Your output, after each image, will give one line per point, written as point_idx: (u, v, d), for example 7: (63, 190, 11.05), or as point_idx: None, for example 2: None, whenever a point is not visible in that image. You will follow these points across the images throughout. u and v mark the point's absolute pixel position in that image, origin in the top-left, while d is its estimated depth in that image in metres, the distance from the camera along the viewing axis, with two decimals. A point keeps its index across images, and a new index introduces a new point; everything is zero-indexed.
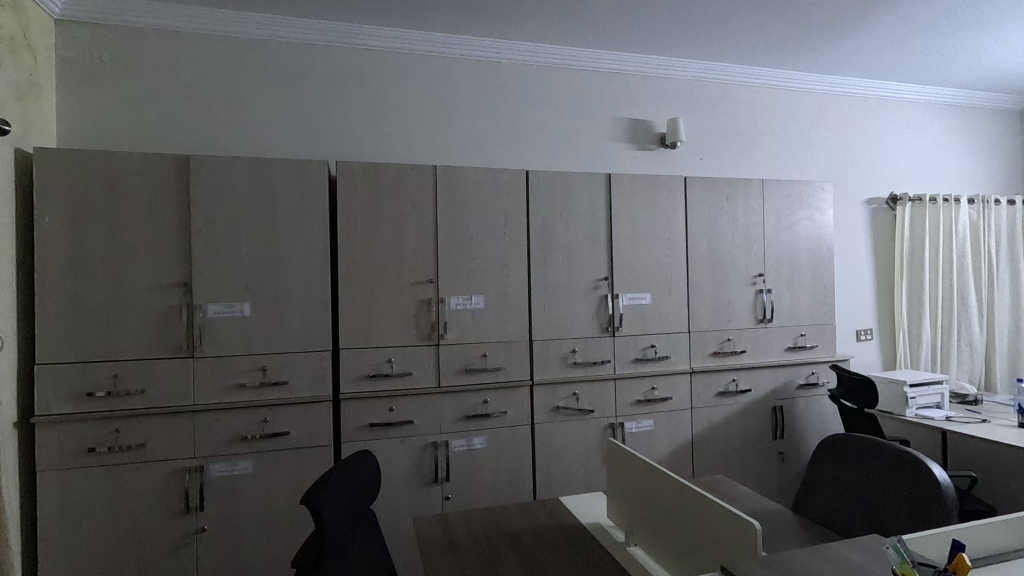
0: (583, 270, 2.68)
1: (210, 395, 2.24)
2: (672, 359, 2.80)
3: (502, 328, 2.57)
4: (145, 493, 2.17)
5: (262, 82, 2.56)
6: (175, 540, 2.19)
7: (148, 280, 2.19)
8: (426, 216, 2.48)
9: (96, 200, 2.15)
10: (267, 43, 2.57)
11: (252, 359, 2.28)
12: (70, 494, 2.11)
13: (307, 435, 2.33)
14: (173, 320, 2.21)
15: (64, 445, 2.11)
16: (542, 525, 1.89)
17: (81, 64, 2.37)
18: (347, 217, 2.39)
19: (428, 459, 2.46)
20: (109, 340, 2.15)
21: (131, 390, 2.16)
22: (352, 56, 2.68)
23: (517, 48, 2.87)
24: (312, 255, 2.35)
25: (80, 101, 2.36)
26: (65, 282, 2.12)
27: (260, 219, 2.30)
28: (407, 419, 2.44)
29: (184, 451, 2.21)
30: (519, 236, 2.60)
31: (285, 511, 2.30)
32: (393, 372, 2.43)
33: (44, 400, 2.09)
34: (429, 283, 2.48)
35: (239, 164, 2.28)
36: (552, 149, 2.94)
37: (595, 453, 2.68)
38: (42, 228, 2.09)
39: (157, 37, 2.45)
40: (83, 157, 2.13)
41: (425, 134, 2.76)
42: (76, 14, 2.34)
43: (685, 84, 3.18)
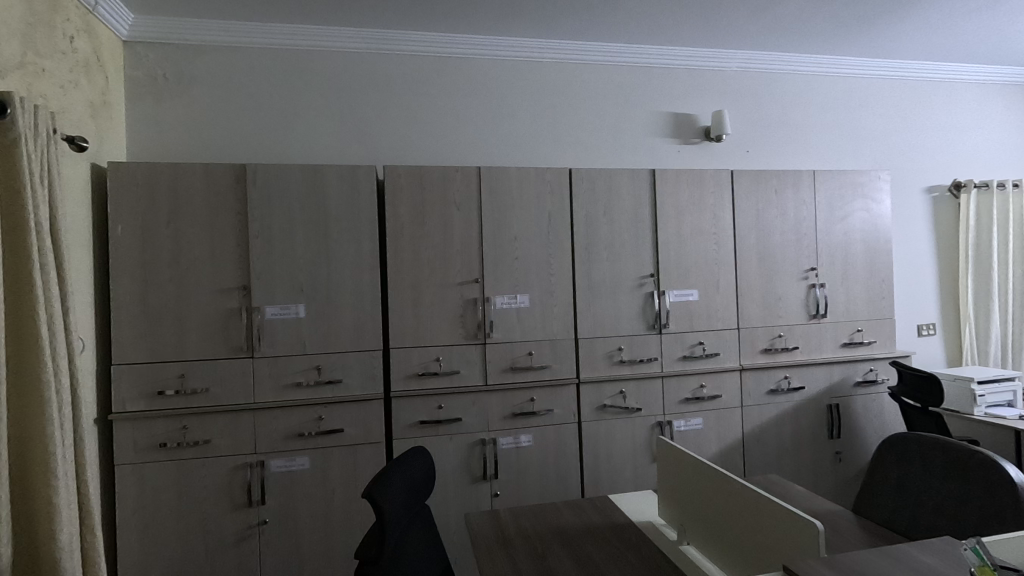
0: (628, 267, 2.66)
1: (269, 393, 2.34)
2: (721, 356, 2.75)
3: (547, 327, 2.58)
4: (211, 487, 2.29)
5: (312, 91, 2.65)
6: (239, 531, 2.30)
7: (211, 284, 2.31)
8: (471, 216, 2.52)
9: (163, 210, 2.28)
10: (316, 53, 2.66)
11: (307, 358, 2.37)
12: (143, 487, 2.25)
13: (361, 432, 2.41)
14: (234, 322, 2.32)
15: (139, 441, 2.25)
16: (593, 522, 1.89)
17: (147, 81, 2.51)
18: (394, 220, 2.45)
19: (477, 456, 2.50)
20: (177, 342, 2.28)
21: (197, 389, 2.28)
22: (398, 62, 2.74)
23: (558, 46, 2.87)
24: (362, 257, 2.42)
25: (147, 117, 2.51)
26: (137, 287, 2.26)
27: (312, 224, 2.38)
28: (456, 417, 2.48)
29: (246, 447, 2.32)
30: (563, 234, 2.60)
31: (341, 505, 2.38)
32: (441, 370, 2.48)
33: (120, 398, 2.23)
34: (475, 282, 2.51)
35: (293, 172, 2.37)
36: (594, 146, 2.93)
37: (643, 452, 2.66)
38: (115, 238, 2.24)
39: (215, 53, 2.57)
40: (151, 169, 2.26)
41: (468, 136, 2.80)
42: (142, 35, 2.49)
43: (730, 76, 3.11)
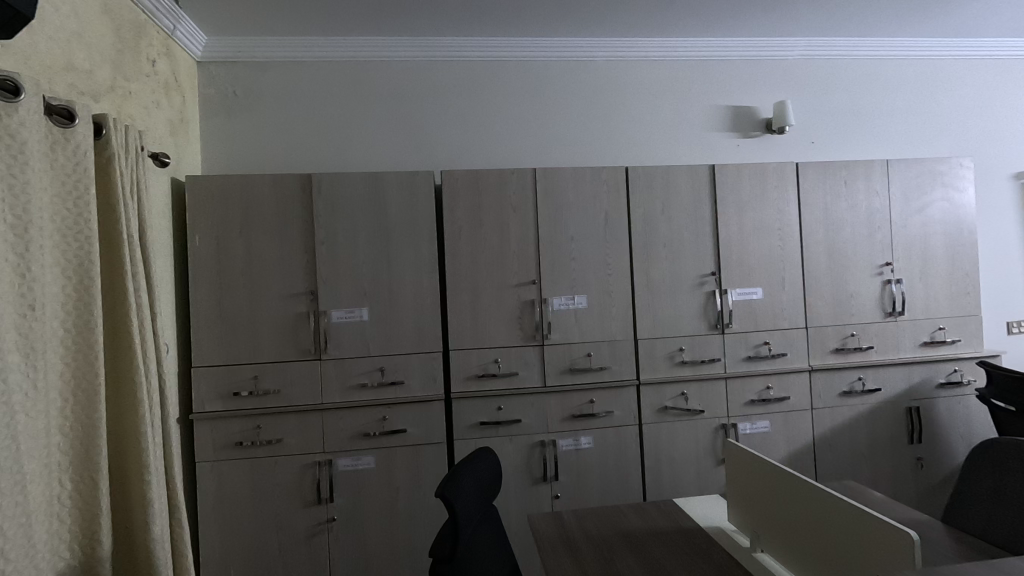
0: (688, 265, 2.60)
1: (335, 394, 2.42)
2: (789, 356, 2.64)
3: (606, 327, 2.55)
4: (283, 484, 2.39)
5: (369, 101, 2.73)
6: (310, 528, 2.39)
7: (281, 290, 2.41)
8: (527, 218, 2.52)
9: (236, 220, 2.40)
10: (373, 64, 2.74)
11: (371, 360, 2.44)
12: (221, 483, 2.37)
13: (423, 432, 2.45)
14: (302, 326, 2.41)
15: (217, 439, 2.37)
16: (659, 526, 1.85)
17: (219, 99, 2.65)
18: (452, 224, 2.49)
19: (537, 457, 2.50)
20: (250, 345, 2.39)
21: (269, 390, 2.39)
22: (452, 68, 2.78)
23: (611, 44, 2.84)
24: (421, 261, 2.47)
25: (220, 133, 2.65)
26: (214, 293, 2.38)
27: (374, 230, 2.45)
28: (515, 418, 2.49)
29: (315, 446, 2.41)
30: (621, 233, 2.57)
31: (405, 504, 2.44)
32: (500, 372, 2.49)
33: (200, 398, 2.36)
34: (532, 284, 2.52)
35: (354, 179, 2.44)
36: (648, 143, 2.88)
37: (707, 455, 2.59)
38: (193, 247, 2.37)
39: (280, 68, 2.69)
40: (225, 181, 2.39)
41: (522, 139, 2.81)
42: (214, 55, 2.63)
43: (792, 65, 2.99)
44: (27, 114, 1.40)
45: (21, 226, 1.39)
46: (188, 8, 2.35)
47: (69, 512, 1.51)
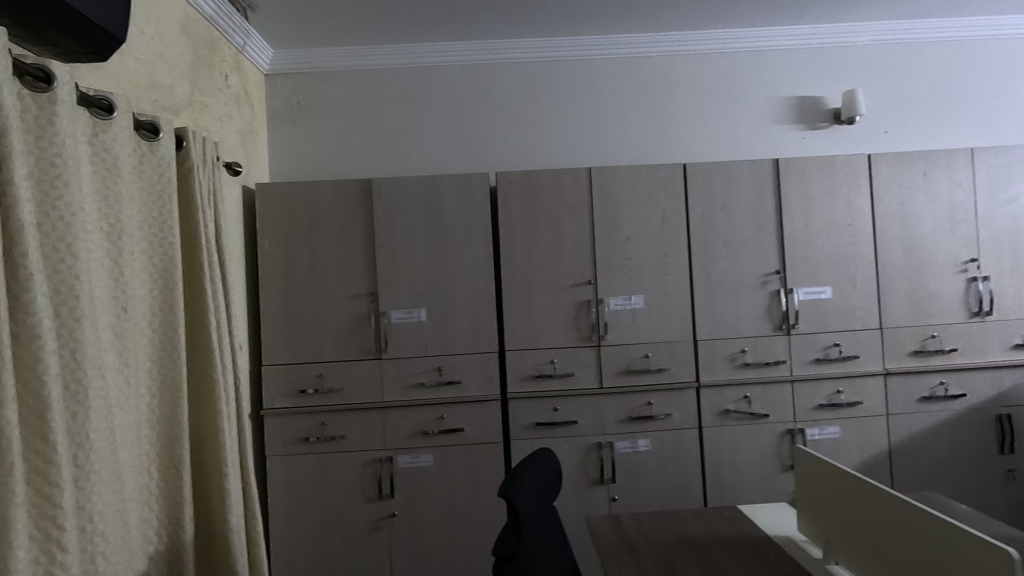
0: (750, 263, 2.51)
1: (395, 392, 2.48)
2: (861, 359, 2.50)
3: (663, 328, 2.50)
4: (346, 479, 2.47)
5: (425, 106, 2.79)
6: (371, 522, 2.46)
7: (343, 291, 2.49)
8: (582, 217, 2.51)
9: (301, 224, 2.50)
10: (428, 69, 2.79)
11: (429, 360, 2.48)
12: (289, 476, 2.47)
13: (480, 431, 2.48)
14: (363, 326, 2.49)
15: (285, 434, 2.48)
16: (723, 533, 1.80)
17: (285, 109, 2.78)
18: (507, 225, 2.51)
19: (594, 459, 2.47)
20: (315, 344, 2.49)
21: (333, 388, 2.47)
22: (505, 70, 2.80)
23: (666, 39, 2.78)
24: (477, 262, 2.50)
25: (286, 142, 2.77)
26: (281, 294, 2.49)
27: (431, 232, 2.50)
28: (572, 419, 2.48)
29: (377, 444, 2.48)
30: (679, 231, 2.51)
31: (463, 502, 2.47)
32: (556, 372, 2.48)
33: (269, 395, 2.48)
34: (588, 284, 2.50)
35: (412, 183, 2.50)
36: (707, 139, 2.81)
37: (772, 461, 2.49)
38: (263, 251, 2.49)
39: (341, 77, 2.78)
40: (292, 188, 2.50)
41: (576, 139, 2.80)
42: (280, 67, 2.76)
43: (863, 51, 2.83)
44: (120, 130, 1.52)
45: (115, 234, 1.51)
46: (256, 23, 2.47)
47: (157, 500, 1.62)
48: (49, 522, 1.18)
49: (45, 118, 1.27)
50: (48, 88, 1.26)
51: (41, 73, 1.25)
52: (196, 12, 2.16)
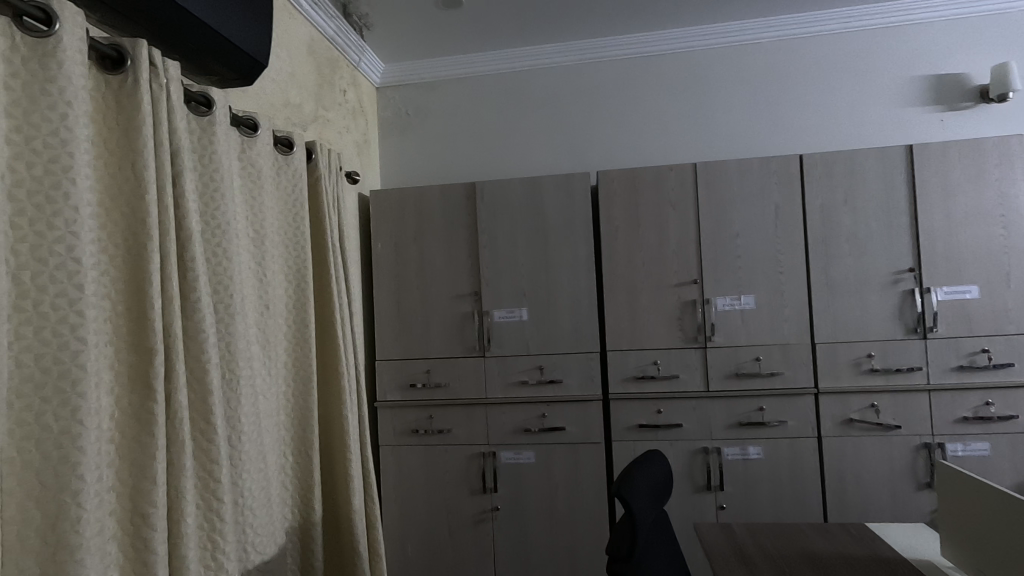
0: (878, 261, 2.30)
1: (498, 390, 2.54)
2: (1016, 367, 2.21)
3: (777, 330, 2.36)
4: (452, 471, 2.57)
5: (525, 109, 2.84)
6: (476, 514, 2.55)
7: (449, 291, 2.60)
8: (687, 215, 2.43)
9: (410, 227, 2.64)
10: (527, 72, 2.84)
11: (531, 359, 2.52)
12: (400, 466, 2.62)
13: (581, 431, 2.48)
14: (468, 324, 2.58)
15: (397, 426, 2.63)
16: (852, 552, 1.66)
17: (394, 119, 2.94)
18: (609, 224, 2.49)
19: (701, 465, 2.39)
20: (423, 341, 2.61)
21: (440, 383, 2.59)
22: (604, 68, 2.79)
23: (777, 23, 2.63)
24: (578, 262, 2.51)
25: (396, 150, 2.94)
26: (392, 294, 2.65)
27: (533, 232, 2.54)
28: (676, 423, 2.41)
29: (480, 439, 2.56)
30: (795, 228, 2.35)
31: (565, 500, 2.48)
32: (659, 374, 2.43)
33: (382, 389, 2.64)
34: (694, 283, 2.41)
35: (514, 185, 2.55)
36: (825, 128, 2.62)
37: (904, 477, 2.26)
38: (376, 253, 2.66)
39: (445, 86, 2.91)
40: (402, 194, 2.64)
41: (679, 134, 2.72)
42: (389, 81, 2.93)
43: (1016, 18, 2.50)
44: (262, 146, 1.70)
45: (259, 239, 1.68)
46: (370, 40, 2.65)
47: (292, 481, 1.78)
48: (211, 494, 1.33)
49: (206, 138, 1.45)
50: (207, 112, 1.44)
51: (203, 99, 1.43)
52: (320, 35, 2.35)
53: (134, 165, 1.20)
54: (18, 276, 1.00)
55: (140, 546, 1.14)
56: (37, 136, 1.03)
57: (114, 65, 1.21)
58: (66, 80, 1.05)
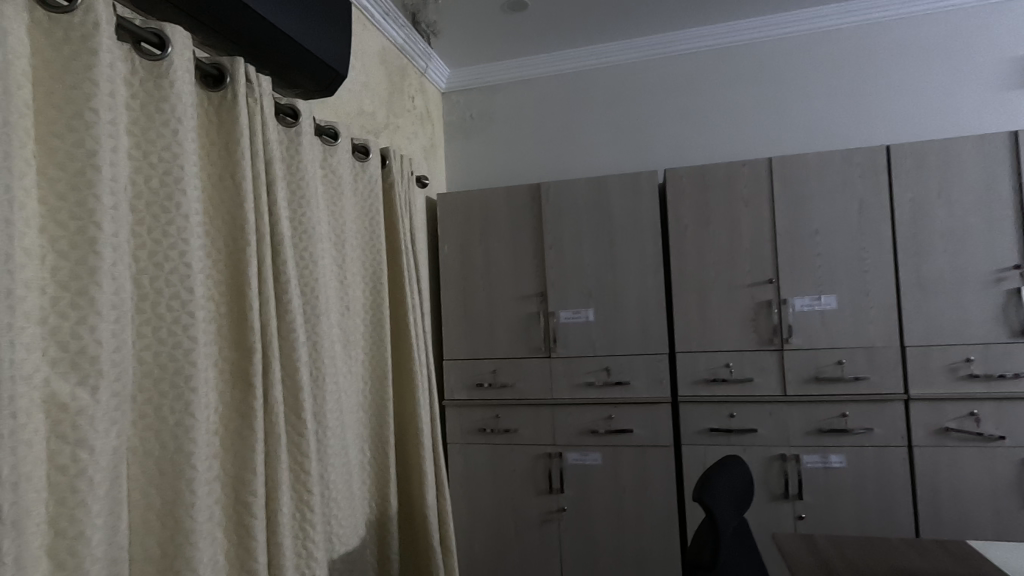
0: (977, 258, 2.13)
1: (564, 390, 2.54)
2: None
3: (862, 331, 2.23)
4: (519, 471, 2.59)
5: (589, 108, 2.83)
6: (542, 514, 2.55)
7: (515, 292, 2.62)
8: (762, 212, 2.34)
9: (476, 228, 2.68)
10: (591, 72, 2.83)
11: (598, 360, 2.51)
12: (467, 464, 2.66)
13: (650, 433, 2.44)
14: (534, 325, 2.59)
15: (465, 425, 2.67)
16: (950, 570, 1.55)
17: (460, 123, 3.00)
18: (677, 223, 2.43)
19: (777, 472, 2.29)
20: (489, 341, 2.65)
21: (506, 383, 2.61)
22: (671, 64, 2.73)
23: (859, 8, 2.49)
24: (646, 262, 2.47)
25: (461, 153, 2.99)
26: (459, 295, 2.70)
27: (599, 232, 2.52)
28: (750, 428, 2.32)
29: (547, 439, 2.56)
30: (880, 223, 2.22)
31: (633, 503, 2.45)
32: (732, 377, 2.35)
33: (450, 387, 2.70)
34: (769, 283, 2.32)
35: (580, 186, 2.54)
36: (913, 116, 2.46)
37: (1009, 492, 2.09)
38: (444, 255, 2.72)
39: (510, 88, 2.94)
40: (469, 196, 2.69)
41: (751, 128, 2.63)
42: (455, 85, 2.99)
43: None
44: (342, 153, 1.78)
45: (340, 242, 1.76)
46: (437, 46, 2.71)
47: (370, 475, 1.85)
48: (302, 485, 1.41)
49: (294, 148, 1.53)
50: (294, 123, 1.52)
51: (290, 111, 1.53)
52: (390, 45, 2.42)
53: (233, 175, 1.29)
54: (139, 280, 1.10)
55: (241, 532, 1.22)
56: (153, 151, 1.12)
57: (215, 82, 1.30)
58: (176, 98, 1.14)
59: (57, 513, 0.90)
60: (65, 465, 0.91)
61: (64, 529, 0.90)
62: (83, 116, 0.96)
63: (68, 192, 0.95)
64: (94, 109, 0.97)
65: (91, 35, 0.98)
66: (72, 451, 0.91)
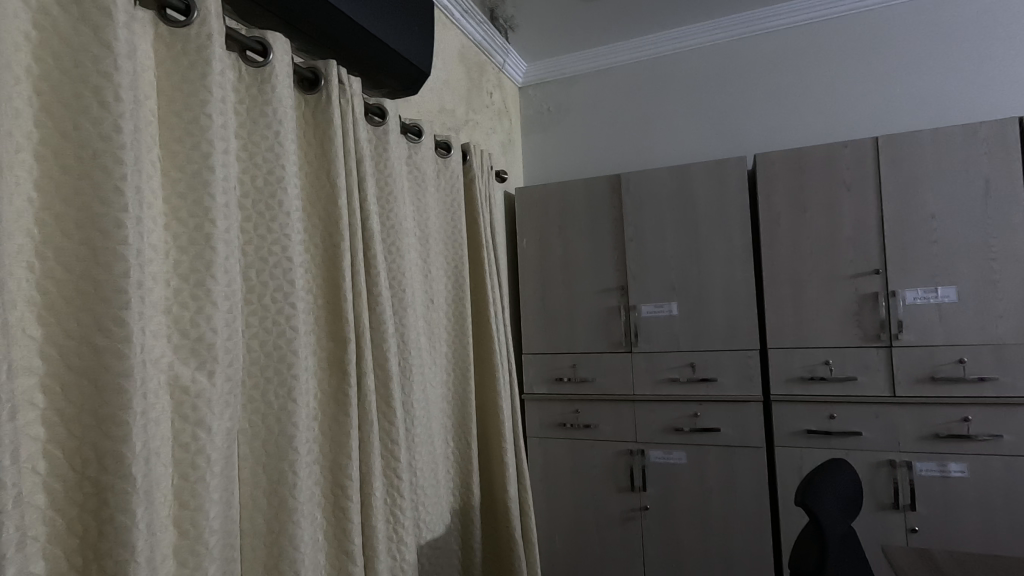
0: None
1: (646, 386, 2.47)
2: None
3: (987, 327, 1.99)
4: (599, 467, 2.55)
5: (670, 95, 2.73)
6: (624, 512, 2.50)
7: (594, 285, 2.58)
8: (867, 196, 2.15)
9: (554, 222, 2.66)
10: (673, 56, 2.73)
11: (682, 355, 2.41)
12: (547, 458, 2.66)
13: (739, 433, 2.32)
14: (614, 319, 2.53)
15: (544, 419, 2.67)
16: None
17: (537, 117, 2.99)
18: (769, 211, 2.29)
19: (886, 480, 2.10)
20: (568, 335, 2.62)
21: (585, 378, 2.58)
22: (760, 42, 2.58)
23: None
24: (734, 252, 2.34)
25: (538, 147, 2.98)
26: (537, 289, 2.69)
27: (683, 222, 2.42)
28: (854, 431, 2.15)
29: (628, 435, 2.50)
30: (1010, 205, 1.97)
31: (721, 506, 2.34)
32: (832, 376, 2.18)
33: (530, 381, 2.71)
34: (876, 274, 2.13)
35: (662, 175, 2.46)
36: None
37: None
38: (522, 249, 2.73)
39: (587, 79, 2.89)
40: (547, 190, 2.68)
41: (852, 106, 2.43)
42: (531, 79, 2.98)
43: None
44: (425, 150, 1.82)
45: (424, 237, 1.80)
46: (514, 41, 2.71)
47: (455, 465, 1.88)
48: (393, 471, 1.46)
49: (382, 146, 1.59)
50: (381, 122, 1.58)
51: (378, 110, 1.59)
52: (469, 42, 2.45)
53: (328, 174, 1.35)
54: (247, 274, 1.18)
55: (338, 514, 1.28)
56: (258, 152, 1.20)
57: (310, 85, 1.37)
58: (277, 101, 1.21)
59: (179, 487, 0.98)
60: (186, 443, 0.99)
61: (185, 501, 0.97)
62: (199, 121, 1.04)
63: (186, 192, 1.03)
64: (208, 114, 1.05)
65: (205, 46, 1.05)
66: (193, 430, 0.99)
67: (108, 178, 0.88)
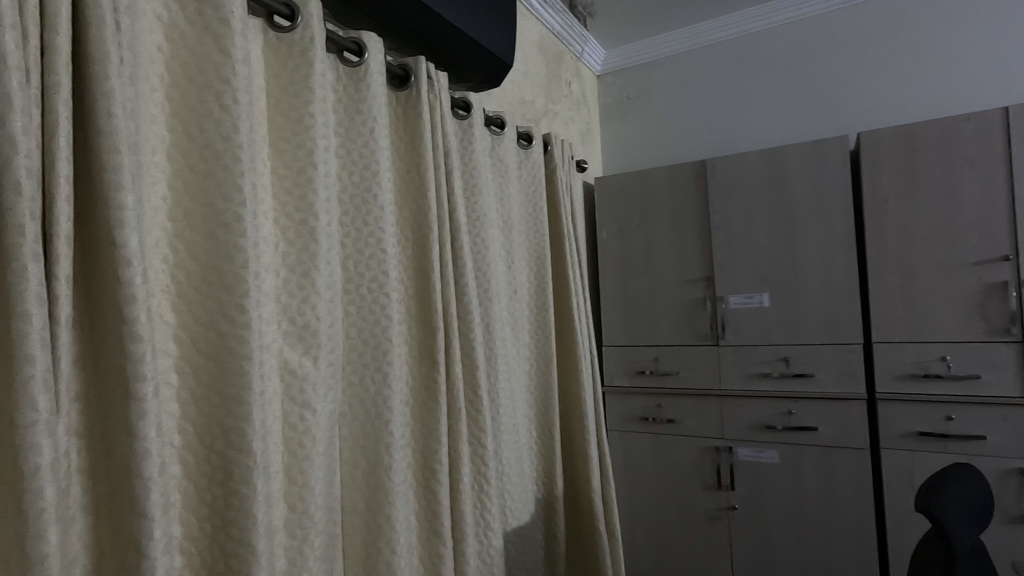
0: None
1: (735, 381, 2.36)
2: None
3: None
4: (683, 463, 2.47)
5: (760, 74, 2.58)
6: (710, 510, 2.41)
7: (677, 276, 2.50)
8: (993, 175, 1.93)
9: (635, 211, 2.60)
10: (763, 33, 2.58)
11: (774, 349, 2.29)
12: (628, 452, 2.62)
13: (840, 433, 2.16)
14: (699, 311, 2.44)
15: (625, 412, 2.63)
16: None
17: (615, 105, 2.93)
18: (875, 194, 2.11)
19: (1015, 490, 1.89)
20: (650, 327, 2.56)
21: (668, 371, 2.51)
22: (862, 11, 2.38)
23: None
24: (833, 239, 2.18)
25: (617, 136, 2.92)
26: (617, 280, 2.64)
27: (775, 208, 2.29)
28: (976, 434, 1.95)
29: (715, 432, 2.41)
30: None
31: (818, 509, 2.20)
32: (949, 373, 1.98)
33: (611, 373, 2.67)
34: (1004, 261, 1.91)
35: (752, 160, 2.33)
36: None
37: None
38: (602, 239, 2.69)
39: (668, 63, 2.80)
40: (627, 178, 2.62)
41: (972, 75, 2.19)
42: (610, 67, 2.92)
43: None
44: (508, 142, 1.83)
45: (507, 228, 1.82)
46: (592, 28, 2.67)
47: (538, 455, 1.89)
48: (480, 458, 1.49)
49: (467, 139, 1.61)
50: (466, 115, 1.60)
51: (463, 104, 1.60)
52: (548, 32, 2.43)
53: (418, 168, 1.39)
54: (345, 265, 1.24)
55: (428, 497, 1.33)
56: (354, 149, 1.25)
57: (400, 82, 1.42)
58: (371, 98, 1.26)
59: (289, 463, 1.04)
60: (294, 424, 1.06)
61: (294, 478, 1.04)
62: (303, 120, 1.10)
63: (292, 188, 1.10)
64: (311, 113, 1.11)
65: (308, 48, 1.11)
66: (300, 412, 1.06)
67: (228, 177, 0.95)
